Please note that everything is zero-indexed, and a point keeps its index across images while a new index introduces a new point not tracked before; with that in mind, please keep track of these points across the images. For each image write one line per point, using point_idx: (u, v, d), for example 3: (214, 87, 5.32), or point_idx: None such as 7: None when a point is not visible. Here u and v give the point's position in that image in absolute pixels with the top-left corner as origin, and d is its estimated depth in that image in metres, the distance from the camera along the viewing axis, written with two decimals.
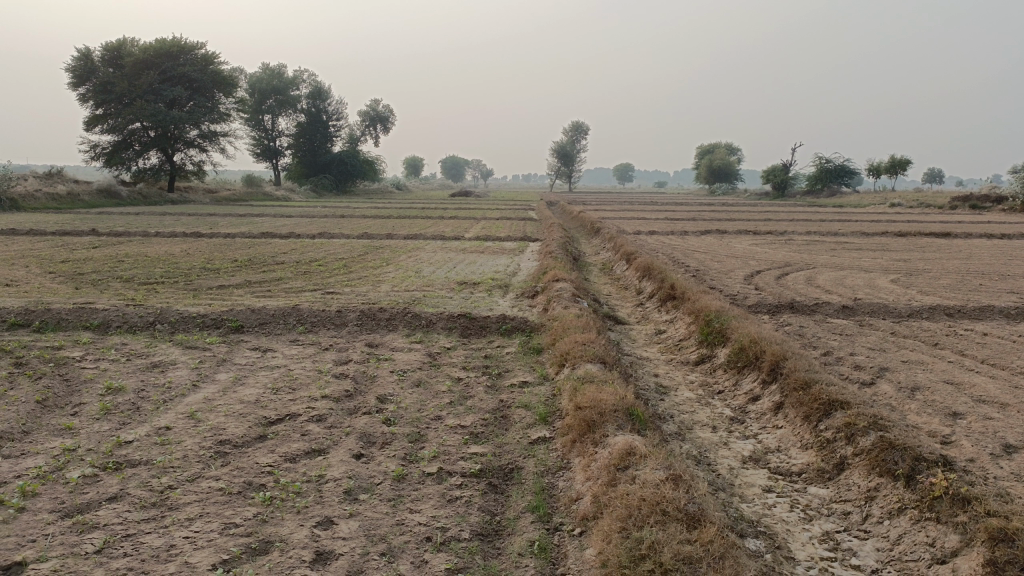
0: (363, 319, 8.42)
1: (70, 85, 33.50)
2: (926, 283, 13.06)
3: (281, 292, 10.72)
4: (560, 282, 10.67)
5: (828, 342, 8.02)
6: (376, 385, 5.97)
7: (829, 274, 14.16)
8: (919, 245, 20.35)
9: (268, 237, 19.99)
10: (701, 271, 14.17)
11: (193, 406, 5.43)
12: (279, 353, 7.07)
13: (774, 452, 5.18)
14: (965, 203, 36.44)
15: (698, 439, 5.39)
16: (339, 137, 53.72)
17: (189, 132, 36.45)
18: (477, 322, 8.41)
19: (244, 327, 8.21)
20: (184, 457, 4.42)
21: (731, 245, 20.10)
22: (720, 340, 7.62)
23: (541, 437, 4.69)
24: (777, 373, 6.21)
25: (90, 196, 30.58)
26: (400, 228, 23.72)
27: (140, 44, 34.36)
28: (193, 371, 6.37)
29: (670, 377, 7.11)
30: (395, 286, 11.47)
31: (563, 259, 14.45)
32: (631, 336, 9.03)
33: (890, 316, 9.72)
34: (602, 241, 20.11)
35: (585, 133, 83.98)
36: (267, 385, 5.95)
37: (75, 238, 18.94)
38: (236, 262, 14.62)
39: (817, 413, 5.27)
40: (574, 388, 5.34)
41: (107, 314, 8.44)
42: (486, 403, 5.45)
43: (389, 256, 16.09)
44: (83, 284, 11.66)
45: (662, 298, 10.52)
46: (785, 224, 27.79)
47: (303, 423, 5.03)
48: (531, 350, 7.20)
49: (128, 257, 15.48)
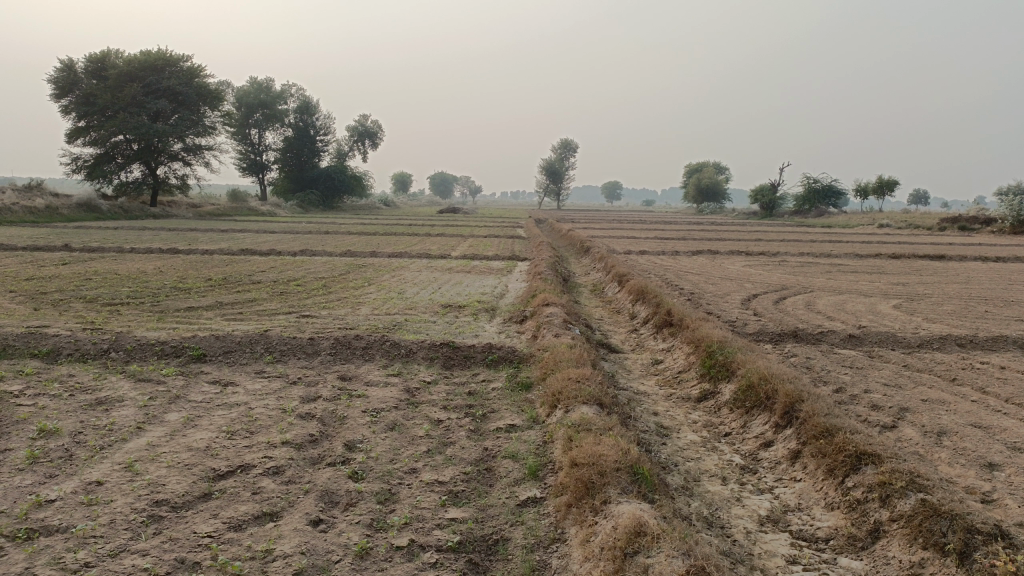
0: (337, 348, 7.77)
1: (52, 97, 32.64)
2: (930, 309, 12.57)
3: (254, 316, 10.05)
4: (551, 306, 10.08)
5: (839, 376, 7.44)
6: (345, 428, 5.31)
7: (829, 299, 13.65)
8: (915, 268, 19.92)
9: (248, 254, 19.32)
10: (696, 294, 13.62)
11: (132, 455, 4.74)
12: (242, 388, 6.40)
13: (795, 512, 4.56)
14: (954, 224, 36.33)
15: (707, 495, 4.75)
16: (326, 152, 53.13)
17: (172, 145, 35.75)
18: (460, 352, 7.77)
19: (206, 357, 7.53)
20: (111, 523, 3.74)
21: (724, 266, 19.63)
22: (725, 375, 7.03)
23: (531, 498, 4.05)
24: (792, 417, 5.61)
25: (70, 210, 29.77)
26: (384, 245, 23.09)
27: (124, 56, 33.62)
28: (141, 410, 5.68)
29: (670, 416, 6.49)
30: (375, 309, 10.81)
31: (553, 281, 13.90)
32: (626, 367, 8.42)
33: (900, 347, 9.17)
34: (591, 262, 19.57)
35: (573, 152, 83.78)
36: (222, 428, 5.28)
37: (46, 254, 18.17)
38: (210, 281, 13.91)
39: (843, 467, 4.67)
40: (568, 438, 4.69)
41: (57, 341, 7.73)
42: (468, 453, 4.80)
43: (372, 276, 15.44)
44: (43, 305, 10.94)
45: (658, 324, 9.92)
46: (777, 244, 27.34)
47: (256, 477, 4.36)
48: (519, 386, 6.56)
49: (97, 275, 14.74)
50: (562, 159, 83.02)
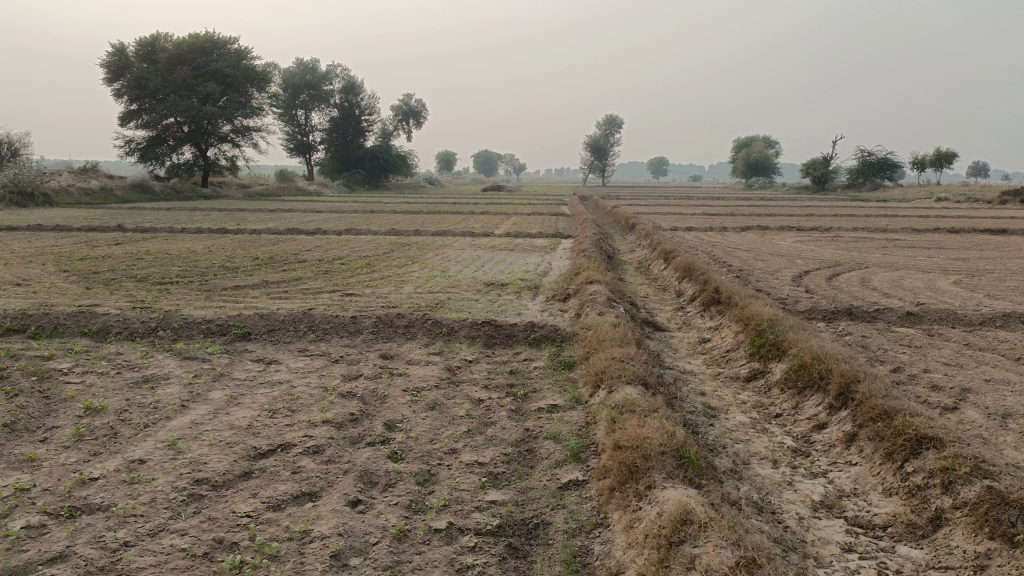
0: (380, 327, 7.74)
1: (105, 81, 33.34)
2: (993, 286, 12.03)
3: (299, 294, 10.10)
4: (595, 283, 9.90)
5: (897, 356, 7.14)
6: (385, 407, 5.26)
7: (885, 275, 13.18)
8: (975, 243, 19.15)
9: (294, 234, 19.48)
10: (745, 271, 13.29)
11: (175, 433, 4.76)
12: (284, 366, 6.40)
13: (850, 497, 4.37)
14: (1017, 196, 34.86)
15: (758, 479, 4.58)
16: (371, 132, 53.35)
17: (222, 127, 36.23)
18: (502, 331, 7.67)
19: (251, 335, 7.56)
20: (151, 502, 3.74)
21: (775, 242, 19.13)
22: (776, 354, 6.80)
23: (573, 481, 3.94)
24: (847, 398, 5.38)
25: (123, 191, 30.44)
26: (428, 223, 23.07)
27: (174, 40, 34.09)
28: (186, 388, 5.72)
29: (718, 397, 6.31)
30: (418, 288, 10.77)
31: (597, 258, 13.69)
32: (672, 345, 8.23)
33: (961, 325, 8.77)
34: (637, 239, 19.27)
35: (619, 128, 82.62)
36: (263, 406, 5.27)
37: (100, 234, 18.57)
38: (257, 260, 14.06)
39: (902, 451, 4.44)
40: (611, 419, 4.56)
41: (107, 319, 7.85)
42: (509, 433, 4.70)
43: (415, 254, 15.42)
44: (96, 285, 11.16)
45: (705, 301, 9.67)
46: (830, 219, 26.56)
47: (296, 456, 4.33)
48: (562, 365, 6.44)
49: (149, 254, 15.02)
50: (607, 135, 81.99)
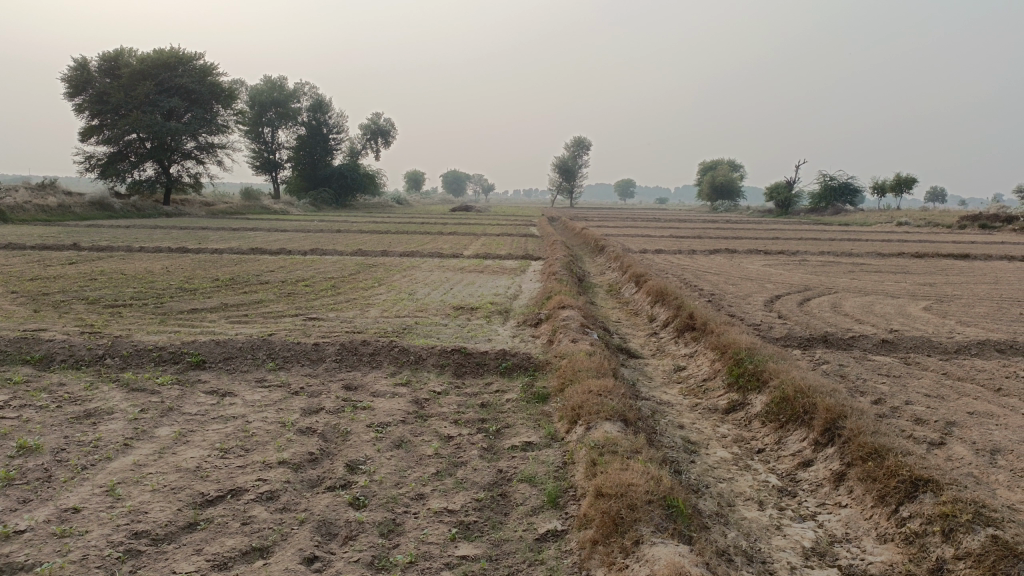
0: (343, 355, 7.37)
1: (66, 96, 32.51)
2: (963, 312, 12.01)
3: (259, 318, 9.68)
4: (567, 308, 9.64)
5: (877, 386, 6.96)
6: (347, 445, 4.90)
7: (856, 300, 13.12)
8: (939, 268, 19.32)
9: (258, 254, 18.94)
10: (717, 295, 13.15)
11: (115, 476, 4.36)
12: (240, 399, 6.01)
13: (843, 543, 4.12)
14: (975, 222, 35.51)
15: (745, 523, 4.31)
16: (339, 150, 52.88)
17: (185, 144, 35.52)
18: (473, 359, 7.34)
19: (205, 363, 7.14)
20: (82, 560, 3.34)
21: (744, 265, 19.10)
22: (755, 385, 6.57)
23: (551, 531, 3.63)
24: (833, 434, 5.15)
25: (82, 209, 29.59)
26: (396, 244, 22.70)
27: (138, 55, 33.45)
28: (131, 424, 5.29)
29: (697, 430, 6.05)
30: (385, 311, 10.41)
31: (568, 281, 13.47)
32: (647, 374, 7.97)
33: (937, 353, 8.65)
34: (607, 260, 19.12)
35: (587, 149, 83.07)
36: (214, 445, 4.88)
37: (54, 253, 17.85)
38: (216, 281, 13.57)
39: (897, 494, 4.21)
40: (591, 461, 4.27)
41: (51, 346, 7.36)
42: (480, 476, 4.37)
43: (382, 276, 15.06)
44: (44, 307, 10.60)
45: (679, 328, 9.44)
46: (796, 243, 26.69)
47: (248, 504, 3.95)
48: (536, 397, 6.14)
49: (103, 274, 14.45)
50: (576, 156, 82.40)
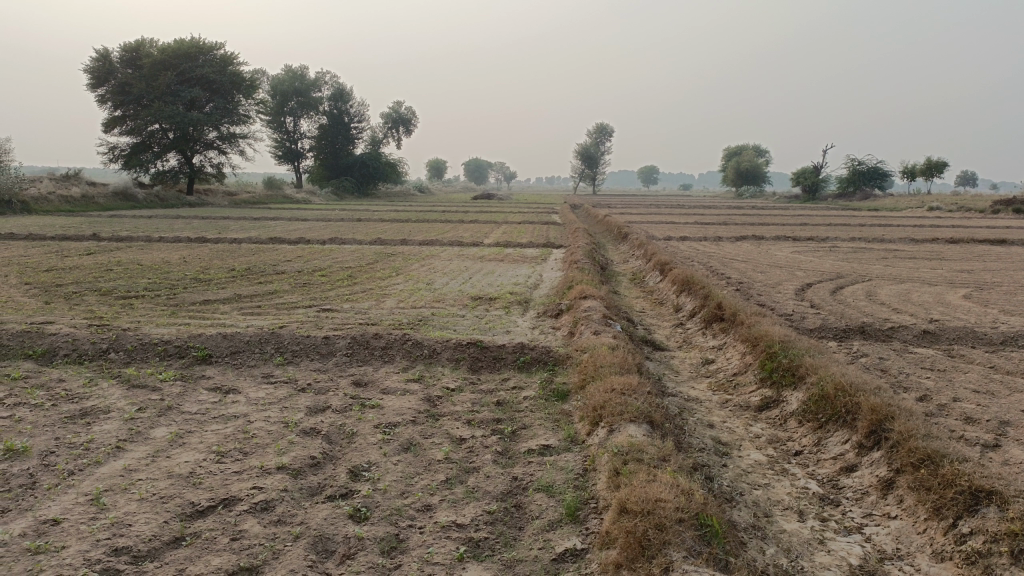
0: (354, 349, 7.05)
1: (89, 87, 32.57)
2: (1004, 300, 11.46)
3: (271, 309, 9.39)
4: (589, 298, 9.25)
5: (921, 382, 6.51)
6: (352, 448, 4.58)
7: (890, 288, 12.59)
8: (975, 254, 18.63)
9: (276, 243, 18.72)
10: (744, 284, 12.68)
11: (101, 483, 4.06)
12: (243, 396, 5.70)
13: (894, 560, 3.72)
14: (1008, 207, 34.45)
15: (784, 536, 3.92)
16: (361, 139, 52.66)
17: (207, 134, 35.41)
18: (490, 353, 6.99)
19: (211, 358, 6.85)
20: None
21: (772, 253, 18.55)
22: (791, 381, 6.15)
23: (569, 550, 3.27)
24: (879, 436, 4.73)
25: (105, 199, 29.60)
26: (416, 232, 22.38)
27: (159, 45, 33.34)
28: (126, 425, 5.00)
29: (729, 430, 5.66)
30: (401, 302, 10.09)
31: (590, 270, 13.08)
32: (673, 368, 7.57)
33: (982, 345, 8.14)
34: (630, 248, 18.67)
35: (609, 136, 82.23)
36: (211, 448, 4.57)
37: (73, 244, 17.74)
38: (232, 271, 13.33)
39: (955, 507, 3.79)
40: (614, 470, 3.90)
41: (54, 340, 7.11)
42: (493, 484, 4.01)
43: (400, 265, 14.74)
44: (55, 299, 10.39)
45: (707, 318, 9.02)
46: (825, 229, 26.03)
47: (240, 516, 3.63)
48: (555, 394, 5.77)
49: (119, 265, 14.26)
50: (598, 143, 81.56)
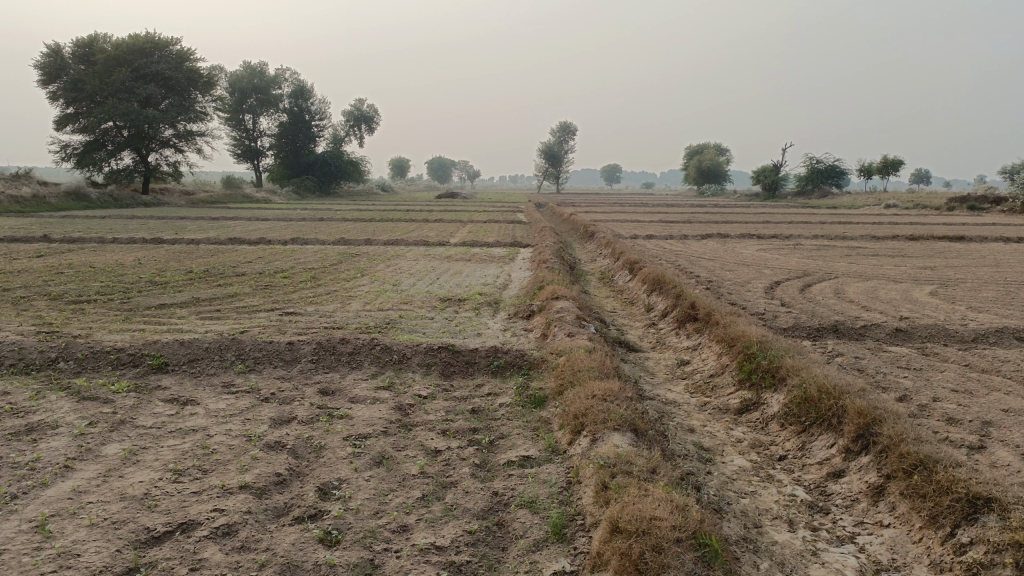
0: (320, 355, 6.76)
1: (39, 84, 31.53)
2: (969, 297, 11.54)
3: (232, 313, 9.03)
4: (561, 299, 9.07)
5: (900, 381, 6.44)
6: (320, 463, 4.31)
7: (857, 286, 12.61)
8: (936, 250, 18.85)
9: (236, 244, 18.22)
10: (714, 282, 12.61)
11: (47, 508, 3.73)
12: (202, 408, 5.39)
13: (890, 572, 3.58)
14: (963, 203, 35.17)
15: (776, 548, 3.77)
16: (322, 137, 51.88)
17: (163, 132, 34.48)
18: (462, 357, 6.75)
19: (168, 367, 6.50)
20: None
21: (738, 250, 18.57)
22: (772, 383, 6.02)
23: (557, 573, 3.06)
24: (867, 441, 4.61)
25: (57, 199, 28.66)
26: (380, 232, 21.99)
27: (112, 40, 32.37)
28: (74, 441, 4.66)
29: (710, 434, 5.50)
30: (367, 304, 9.79)
31: (559, 269, 12.90)
32: (648, 370, 7.41)
33: (954, 343, 8.13)
34: (597, 247, 18.57)
35: (572, 135, 82.33)
36: (168, 466, 4.27)
37: (22, 245, 17.04)
38: (190, 273, 12.87)
39: (952, 515, 3.67)
40: (601, 484, 3.70)
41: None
42: (473, 501, 3.78)
43: (365, 265, 14.40)
44: (0, 304, 9.88)
45: (680, 318, 8.89)
46: (787, 227, 26.25)
47: (200, 543, 3.35)
48: (532, 401, 5.56)
49: (71, 268, 13.69)
50: (560, 141, 81.62)
